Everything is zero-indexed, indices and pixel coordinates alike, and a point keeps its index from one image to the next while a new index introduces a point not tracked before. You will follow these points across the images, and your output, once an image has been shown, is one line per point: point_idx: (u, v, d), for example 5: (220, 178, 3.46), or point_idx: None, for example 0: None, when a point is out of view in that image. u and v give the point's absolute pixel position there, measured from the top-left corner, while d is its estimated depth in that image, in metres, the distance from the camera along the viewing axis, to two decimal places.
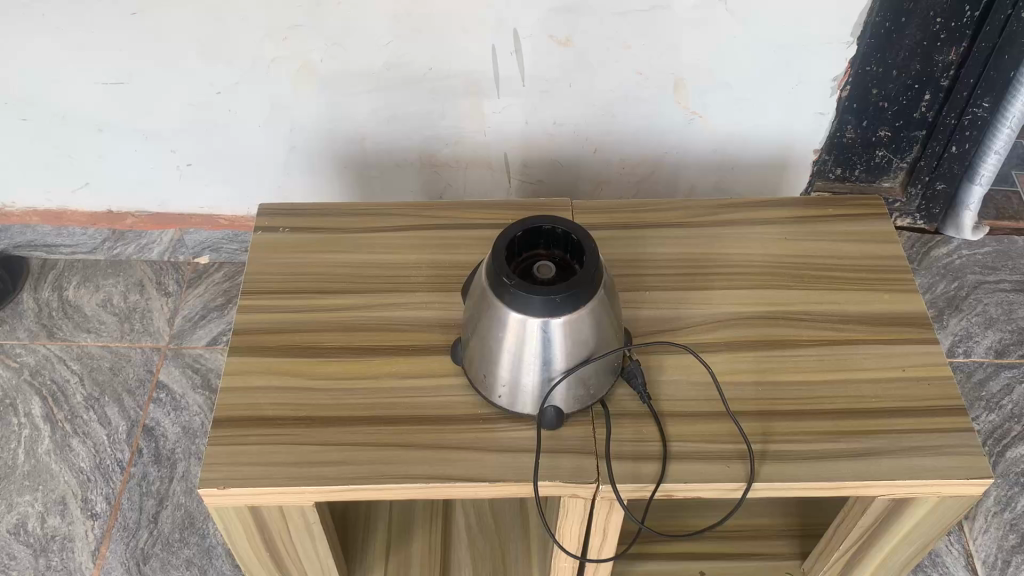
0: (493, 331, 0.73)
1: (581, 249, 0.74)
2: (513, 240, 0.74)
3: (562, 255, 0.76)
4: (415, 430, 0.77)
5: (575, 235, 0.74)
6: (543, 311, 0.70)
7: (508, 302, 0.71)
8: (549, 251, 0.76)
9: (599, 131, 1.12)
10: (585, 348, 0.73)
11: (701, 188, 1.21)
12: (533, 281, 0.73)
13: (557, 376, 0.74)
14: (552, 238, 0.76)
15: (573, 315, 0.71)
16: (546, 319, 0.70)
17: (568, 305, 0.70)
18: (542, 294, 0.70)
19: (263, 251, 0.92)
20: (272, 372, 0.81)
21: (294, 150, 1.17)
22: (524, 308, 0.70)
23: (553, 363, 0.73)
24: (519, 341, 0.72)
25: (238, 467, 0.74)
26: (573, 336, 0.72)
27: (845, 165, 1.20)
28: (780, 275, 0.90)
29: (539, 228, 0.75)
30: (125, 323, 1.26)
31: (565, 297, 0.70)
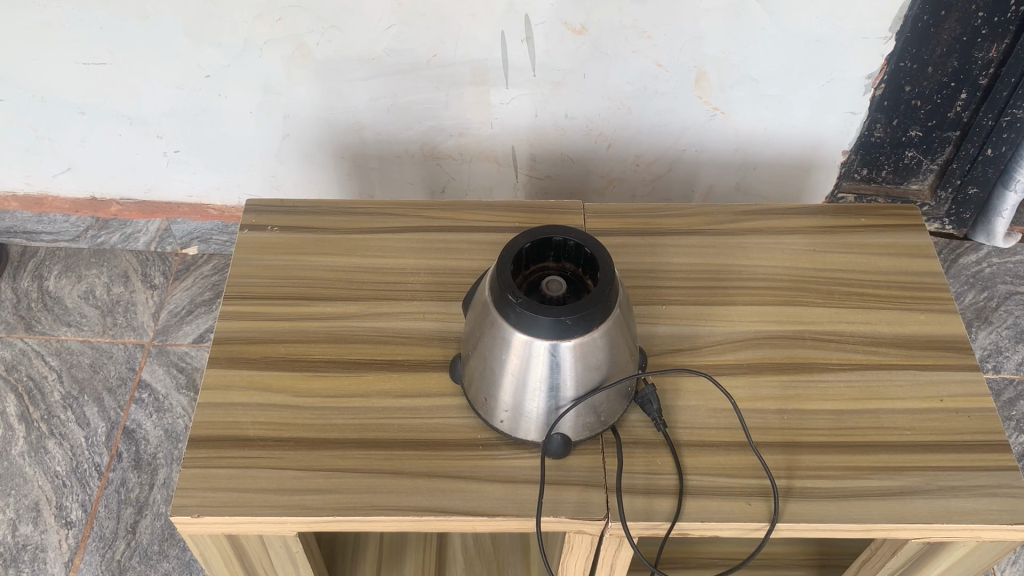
0: (497, 353, 0.67)
1: (595, 265, 0.67)
2: (520, 253, 0.67)
3: (574, 270, 0.69)
4: (408, 455, 0.71)
5: (589, 249, 0.67)
6: (552, 333, 0.63)
7: (514, 323, 0.64)
8: (560, 265, 0.69)
9: (614, 125, 1.05)
10: (597, 372, 0.67)
11: (720, 188, 1.14)
12: (542, 299, 0.66)
13: (566, 403, 0.67)
14: (563, 250, 0.69)
15: (585, 338, 0.64)
16: (554, 342, 0.64)
17: (579, 327, 0.63)
18: (551, 315, 0.63)
19: (248, 252, 0.85)
20: (254, 387, 0.75)
21: (287, 139, 1.10)
22: (532, 330, 0.63)
23: (561, 390, 0.66)
24: (525, 364, 0.65)
25: (214, 494, 0.68)
26: (585, 360, 0.65)
27: (872, 165, 1.12)
28: (808, 290, 0.83)
29: (549, 239, 0.68)
30: (107, 316, 1.20)
31: (577, 318, 0.63)
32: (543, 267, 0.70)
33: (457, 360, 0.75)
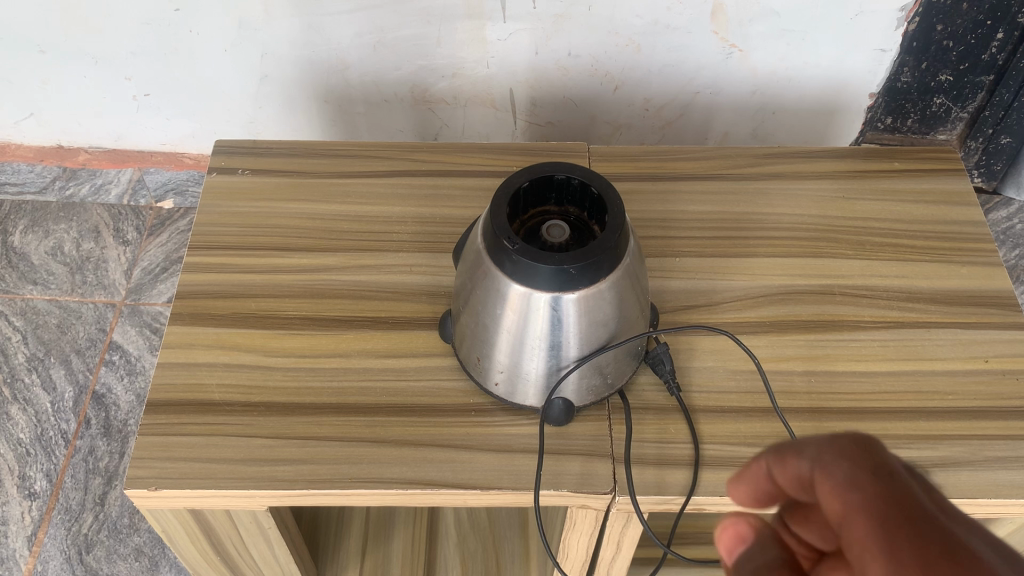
0: (492, 307, 0.59)
1: (602, 207, 0.58)
2: (517, 193, 0.59)
3: (578, 214, 0.61)
4: (391, 422, 0.63)
5: (595, 190, 0.59)
6: (553, 285, 0.55)
7: (510, 272, 0.56)
8: (562, 209, 0.61)
9: (621, 64, 0.96)
10: (604, 331, 0.59)
11: (736, 134, 1.05)
12: (541, 246, 0.58)
13: (569, 364, 0.60)
14: (566, 191, 0.61)
15: (590, 290, 0.56)
16: (557, 293, 0.56)
17: (585, 278, 0.55)
18: (553, 262, 0.55)
19: (217, 197, 0.77)
20: (220, 346, 0.67)
21: (266, 80, 1.01)
22: (530, 281, 0.56)
23: (564, 349, 0.59)
24: (524, 319, 0.58)
25: (175, 465, 0.61)
26: (590, 315, 0.57)
27: (897, 113, 1.02)
28: (836, 241, 0.75)
29: (550, 179, 0.60)
30: (76, 274, 1.12)
31: (582, 268, 0.55)
32: (543, 211, 0.61)
33: (447, 316, 0.67)
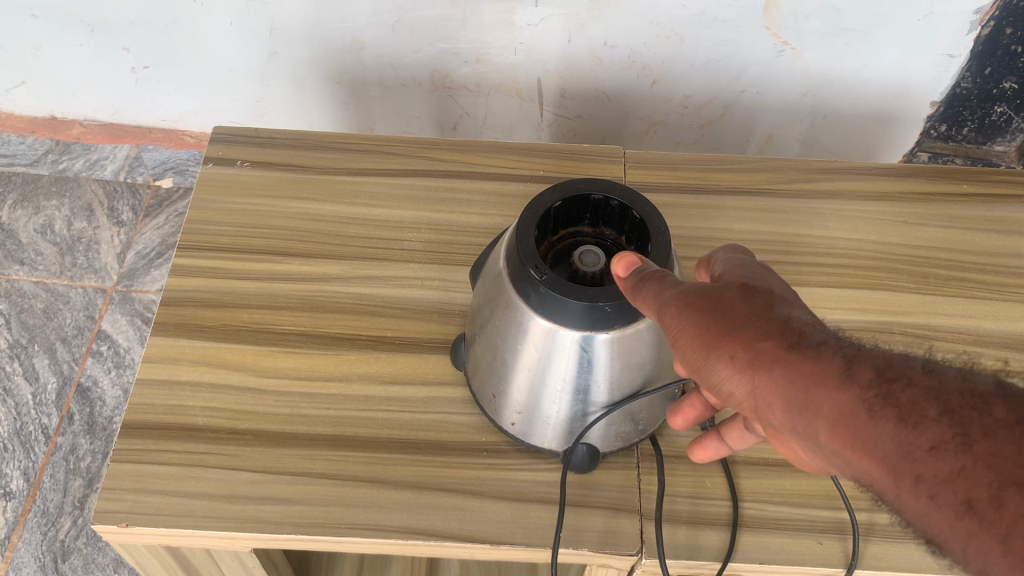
0: (513, 341, 0.51)
1: (643, 233, 0.51)
2: (548, 213, 0.51)
3: (615, 238, 0.53)
4: (393, 460, 0.56)
5: (637, 214, 0.51)
6: (584, 323, 0.48)
7: (537, 305, 0.49)
8: (597, 231, 0.54)
9: (660, 58, 0.88)
10: (640, 373, 0.52)
11: (781, 137, 0.97)
12: (572, 276, 0.50)
13: (598, 409, 0.53)
14: (602, 211, 0.53)
15: (627, 329, 0.49)
16: (589, 332, 0.48)
17: (622, 316, 0.48)
18: (587, 296, 0.47)
19: (211, 191, 0.69)
20: (206, 363, 0.60)
21: (274, 58, 0.94)
22: (558, 318, 0.48)
23: (593, 391, 0.51)
24: (548, 358, 0.50)
25: (149, 498, 0.54)
26: (625, 357, 0.50)
27: (953, 121, 0.91)
28: (896, 272, 0.67)
29: (585, 198, 0.52)
30: (67, 255, 1.09)
31: (620, 306, 0.47)
32: (575, 233, 0.54)
33: (460, 341, 0.60)
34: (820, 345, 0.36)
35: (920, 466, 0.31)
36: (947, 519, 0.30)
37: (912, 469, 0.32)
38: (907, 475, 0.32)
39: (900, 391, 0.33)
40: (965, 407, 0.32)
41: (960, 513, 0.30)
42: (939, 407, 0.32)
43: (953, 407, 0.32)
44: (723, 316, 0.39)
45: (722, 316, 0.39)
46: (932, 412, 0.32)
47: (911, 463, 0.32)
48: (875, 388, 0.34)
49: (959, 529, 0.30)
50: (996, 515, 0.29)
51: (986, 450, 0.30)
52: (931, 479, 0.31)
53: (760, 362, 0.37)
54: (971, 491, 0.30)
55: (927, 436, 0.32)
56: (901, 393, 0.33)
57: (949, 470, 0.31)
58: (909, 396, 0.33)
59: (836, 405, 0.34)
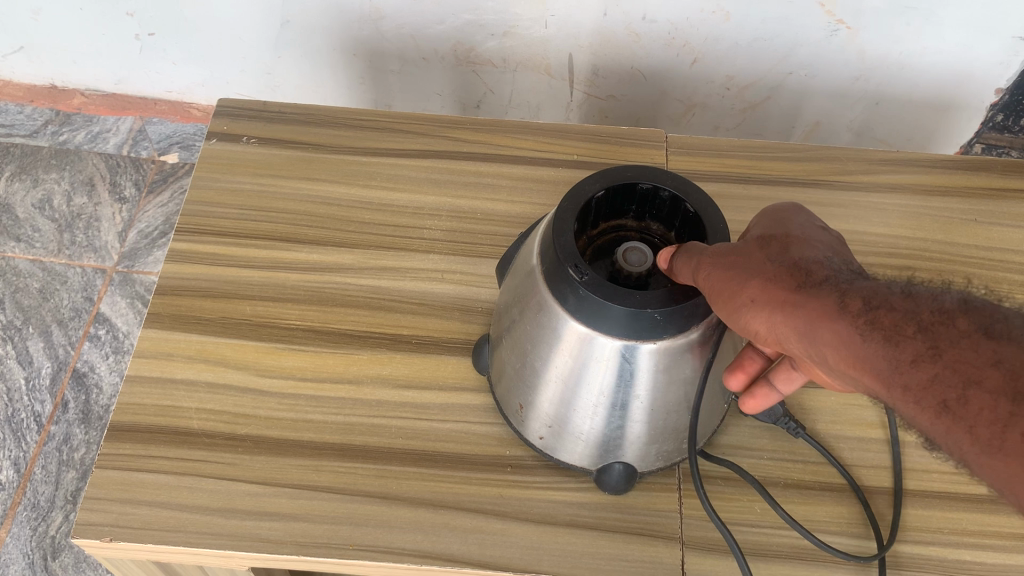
0: (544, 348, 0.45)
1: (698, 229, 0.45)
2: (589, 204, 0.45)
3: (663, 233, 0.47)
4: (407, 474, 0.51)
5: (691, 207, 0.45)
6: (628, 331, 0.42)
7: (575, 310, 0.42)
8: (643, 225, 0.48)
9: (702, 36, 0.81)
10: (687, 389, 0.45)
11: (829, 124, 0.91)
12: (615, 276, 0.44)
13: (638, 426, 0.46)
14: (650, 203, 0.47)
15: (678, 339, 0.42)
16: (634, 341, 0.42)
17: (673, 324, 0.42)
18: (634, 301, 0.41)
19: (214, 168, 0.64)
20: (203, 360, 0.55)
21: (287, 26, 0.88)
22: (598, 324, 0.42)
23: (634, 408, 0.45)
24: (584, 367, 0.44)
25: (137, 510, 0.49)
26: (671, 370, 0.44)
27: (1011, 110, 0.84)
28: (966, 276, 0.60)
29: (632, 188, 0.46)
30: (66, 232, 1.04)
31: (671, 313, 0.41)
32: (618, 226, 0.48)
33: (483, 343, 0.54)
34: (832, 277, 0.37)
35: (897, 376, 0.33)
36: (928, 418, 0.32)
37: (898, 379, 0.33)
38: (896, 386, 0.33)
39: (886, 311, 0.34)
40: (945, 322, 0.32)
41: (937, 411, 0.31)
42: (921, 324, 0.33)
43: (932, 320, 0.33)
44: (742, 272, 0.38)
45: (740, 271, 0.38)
46: (913, 327, 0.33)
47: (896, 373, 0.33)
48: (859, 314, 0.34)
49: (935, 427, 0.31)
50: (970, 411, 0.31)
51: (955, 358, 0.32)
52: (915, 386, 0.32)
53: (769, 296, 0.37)
54: (946, 391, 0.31)
55: (908, 349, 0.33)
56: (884, 313, 0.34)
57: (928, 376, 0.32)
58: (892, 314, 0.33)
59: (830, 333, 0.35)
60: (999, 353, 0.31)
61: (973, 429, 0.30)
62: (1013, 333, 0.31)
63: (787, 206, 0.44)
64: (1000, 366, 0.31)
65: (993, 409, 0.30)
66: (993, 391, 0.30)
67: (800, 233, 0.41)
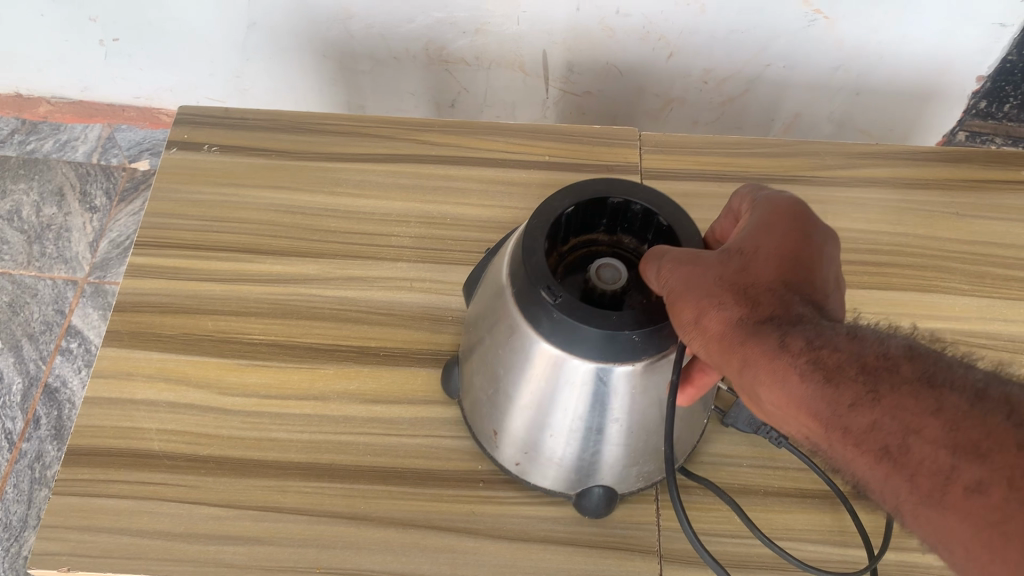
0: (515, 373, 0.43)
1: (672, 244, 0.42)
2: (560, 221, 0.43)
3: (636, 246, 0.45)
4: (376, 492, 0.49)
5: (663, 217, 0.42)
6: (604, 353, 0.39)
7: (547, 332, 0.40)
8: (614, 239, 0.46)
9: (677, 28, 0.79)
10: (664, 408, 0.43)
11: (809, 116, 0.89)
12: (590, 295, 0.42)
13: (614, 449, 0.45)
14: (621, 217, 0.45)
15: (657, 360, 0.40)
16: (611, 365, 0.40)
17: (651, 347, 0.39)
18: (609, 323, 0.39)
19: (176, 179, 0.62)
20: (164, 379, 0.53)
21: (254, 29, 0.86)
22: (573, 347, 0.40)
23: (609, 431, 0.43)
24: (556, 391, 0.42)
25: (96, 538, 0.47)
26: (646, 390, 0.42)
27: (993, 97, 0.82)
28: (949, 271, 0.59)
29: (603, 203, 0.44)
30: (35, 243, 1.02)
31: (649, 334, 0.39)
32: (588, 241, 0.46)
33: (452, 366, 0.52)
34: (778, 302, 0.33)
35: (836, 417, 0.30)
36: (866, 465, 0.29)
37: (835, 421, 0.30)
38: (834, 428, 0.30)
39: (828, 350, 0.31)
40: (891, 368, 0.30)
41: (877, 458, 0.29)
42: (864, 366, 0.30)
43: (876, 364, 0.30)
44: (689, 294, 0.35)
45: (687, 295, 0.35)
46: (855, 368, 0.30)
47: (833, 415, 0.30)
48: (800, 350, 0.31)
49: (874, 474, 0.29)
50: (909, 461, 0.28)
51: (896, 404, 0.29)
52: (854, 431, 0.29)
53: (710, 320, 0.34)
54: (887, 439, 0.28)
55: (848, 392, 0.30)
56: (827, 352, 0.31)
57: (867, 422, 0.29)
58: (836, 353, 0.30)
59: (765, 366, 0.31)
60: (942, 402, 0.28)
61: (912, 479, 0.28)
62: (957, 384, 0.29)
63: (773, 199, 0.39)
64: (941, 416, 0.28)
65: (933, 461, 0.27)
66: (934, 442, 0.27)
67: (770, 241, 0.36)
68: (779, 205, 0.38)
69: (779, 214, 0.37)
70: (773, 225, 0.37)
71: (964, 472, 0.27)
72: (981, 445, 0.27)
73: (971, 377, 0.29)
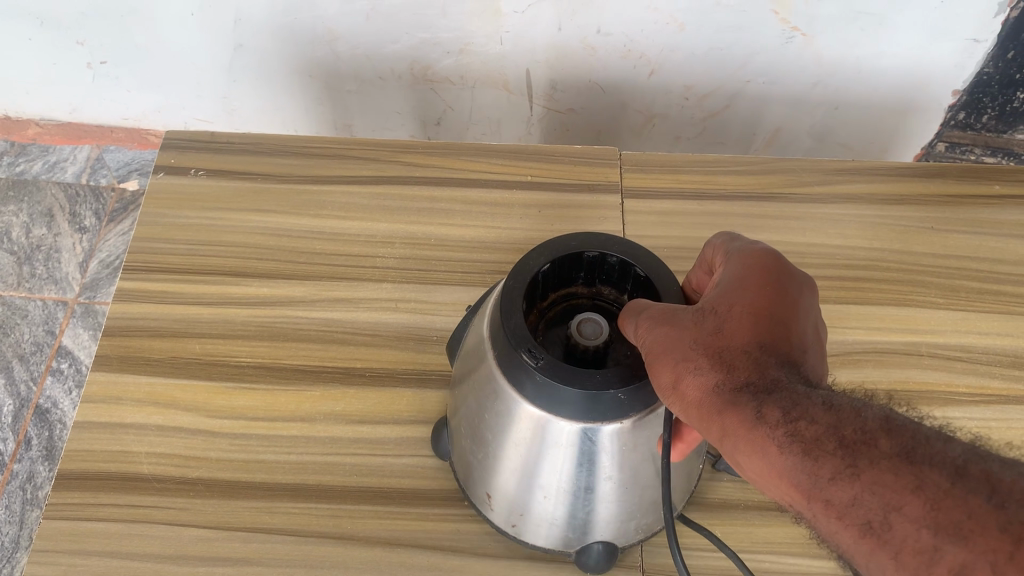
0: (501, 435, 0.42)
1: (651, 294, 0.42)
2: (536, 279, 0.42)
3: (616, 297, 0.45)
4: (363, 512, 0.50)
5: (641, 267, 0.42)
6: (589, 415, 0.38)
7: (530, 395, 0.39)
8: (593, 289, 0.45)
9: (657, 46, 0.80)
10: (657, 462, 0.42)
11: (789, 130, 0.91)
12: (573, 352, 0.41)
13: (608, 508, 0.43)
14: (598, 268, 0.45)
15: (646, 415, 0.39)
16: (599, 424, 0.39)
17: (639, 403, 0.38)
18: (592, 383, 0.38)
19: (163, 204, 0.63)
20: (152, 403, 0.53)
21: (240, 51, 0.87)
22: (557, 409, 0.38)
23: (602, 489, 0.42)
24: (542, 455, 0.41)
25: (86, 561, 0.47)
26: (633, 446, 0.40)
27: (972, 108, 0.83)
28: (923, 285, 0.60)
29: (578, 256, 0.43)
30: (25, 264, 1.03)
31: (635, 391, 0.38)
32: (567, 293, 0.45)
33: (442, 428, 0.51)
34: (755, 367, 0.33)
35: (817, 491, 0.29)
36: (850, 539, 0.29)
37: (816, 496, 0.29)
38: (816, 502, 0.29)
39: (806, 422, 0.30)
40: (869, 441, 0.29)
41: (859, 534, 0.28)
42: (842, 439, 0.29)
43: (855, 437, 0.29)
44: (670, 359, 0.35)
45: (667, 360, 0.35)
46: (833, 442, 0.29)
47: (814, 489, 0.29)
48: (778, 423, 0.31)
49: (858, 549, 0.28)
50: (892, 538, 0.27)
51: (876, 480, 0.28)
52: (835, 506, 0.29)
53: (691, 386, 0.34)
54: (868, 515, 0.28)
55: (826, 466, 0.29)
56: (804, 424, 0.30)
57: (848, 498, 0.29)
58: (813, 425, 0.30)
59: (745, 438, 0.31)
60: (921, 479, 0.28)
61: (897, 557, 0.27)
62: (937, 455, 0.28)
63: (753, 254, 0.38)
64: (922, 494, 0.27)
65: (916, 540, 0.27)
66: (915, 520, 0.27)
67: (747, 298, 0.36)
68: (757, 261, 0.38)
69: (757, 270, 0.37)
70: (750, 281, 0.37)
71: (947, 553, 0.26)
72: (962, 526, 0.26)
73: (953, 448, 0.28)
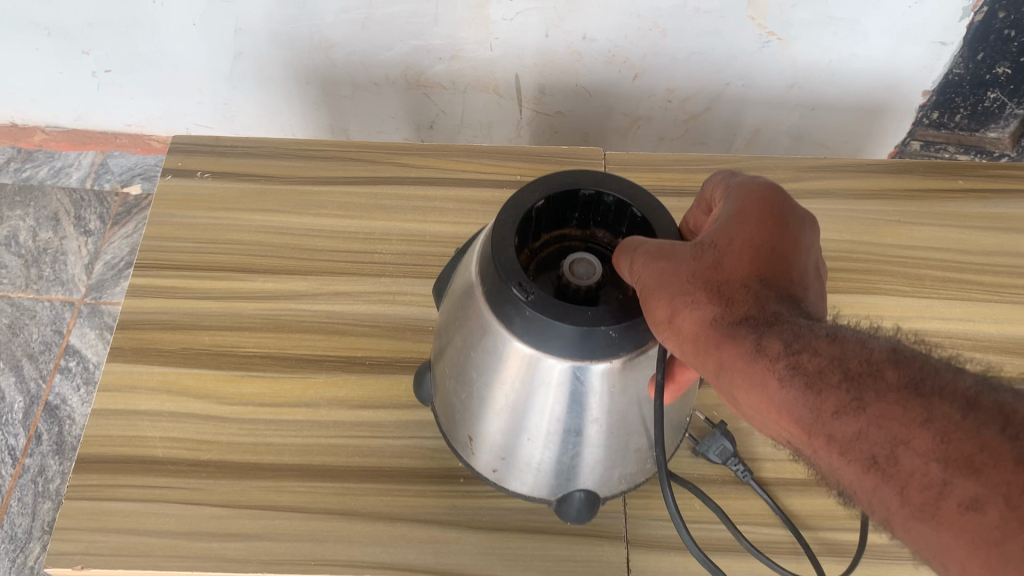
0: (491, 376, 0.44)
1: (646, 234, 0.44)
2: (530, 215, 0.44)
3: (609, 240, 0.47)
4: (364, 489, 0.53)
5: (635, 208, 0.45)
6: (580, 352, 0.40)
7: (522, 331, 0.41)
8: (587, 233, 0.47)
9: (640, 52, 0.84)
10: (642, 408, 0.45)
11: (768, 131, 0.95)
12: (564, 290, 0.43)
13: (593, 452, 0.46)
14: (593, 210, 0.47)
15: (635, 355, 0.42)
16: (590, 360, 0.41)
17: (629, 341, 0.41)
18: (585, 318, 0.40)
19: (171, 205, 0.66)
20: (165, 392, 0.57)
21: (240, 59, 0.90)
22: (549, 345, 0.40)
23: (589, 434, 0.45)
24: (534, 396, 0.43)
25: (107, 538, 0.51)
26: (621, 393, 0.43)
27: (944, 108, 0.87)
28: (890, 274, 0.64)
29: (574, 194, 0.45)
30: (32, 267, 1.06)
31: (626, 328, 0.40)
32: (561, 236, 0.47)
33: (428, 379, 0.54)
34: (754, 303, 0.35)
35: (821, 422, 0.32)
36: (855, 473, 0.31)
37: (820, 428, 0.32)
38: (820, 434, 0.32)
39: (807, 354, 0.33)
40: (874, 375, 0.32)
41: (865, 467, 0.31)
42: (845, 372, 0.32)
43: (860, 369, 0.32)
44: (671, 293, 0.37)
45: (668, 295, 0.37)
46: (837, 375, 0.32)
47: (818, 421, 0.32)
48: (779, 355, 0.33)
49: (863, 482, 0.31)
50: (898, 472, 0.30)
51: (884, 414, 0.30)
52: (840, 438, 0.31)
53: (689, 321, 0.36)
54: (875, 449, 0.30)
55: (830, 400, 0.32)
56: (807, 357, 0.33)
57: (854, 430, 0.31)
58: (816, 358, 0.33)
59: (747, 372, 0.34)
60: (931, 411, 0.30)
61: (905, 491, 0.30)
62: (943, 391, 0.30)
63: (751, 190, 0.41)
64: (931, 426, 0.29)
65: (925, 473, 0.29)
66: (923, 452, 0.29)
67: (744, 236, 0.38)
68: (755, 198, 0.40)
69: (758, 209, 0.39)
70: (749, 218, 0.39)
71: (956, 487, 0.28)
72: (973, 459, 0.28)
73: (959, 384, 0.31)
